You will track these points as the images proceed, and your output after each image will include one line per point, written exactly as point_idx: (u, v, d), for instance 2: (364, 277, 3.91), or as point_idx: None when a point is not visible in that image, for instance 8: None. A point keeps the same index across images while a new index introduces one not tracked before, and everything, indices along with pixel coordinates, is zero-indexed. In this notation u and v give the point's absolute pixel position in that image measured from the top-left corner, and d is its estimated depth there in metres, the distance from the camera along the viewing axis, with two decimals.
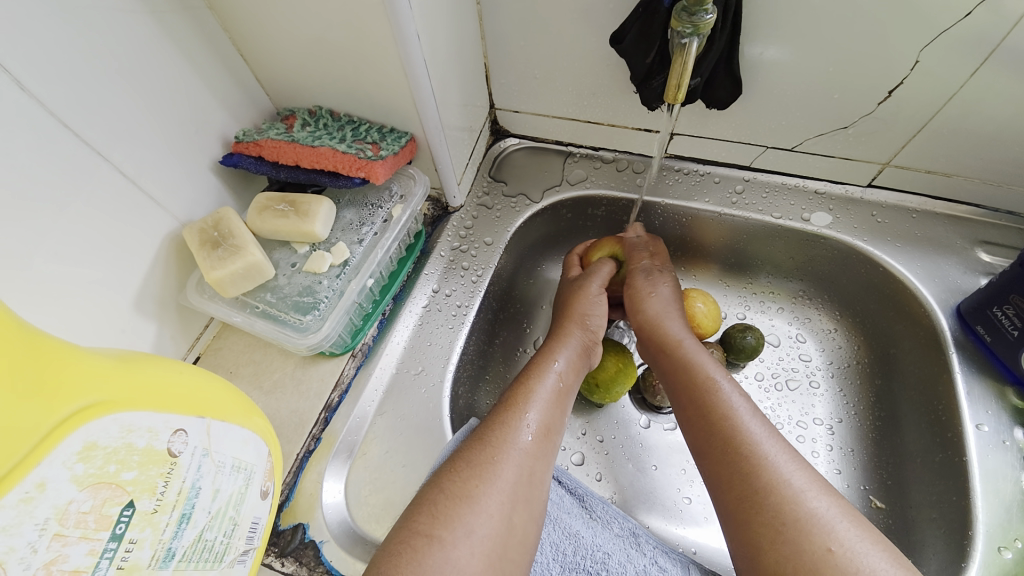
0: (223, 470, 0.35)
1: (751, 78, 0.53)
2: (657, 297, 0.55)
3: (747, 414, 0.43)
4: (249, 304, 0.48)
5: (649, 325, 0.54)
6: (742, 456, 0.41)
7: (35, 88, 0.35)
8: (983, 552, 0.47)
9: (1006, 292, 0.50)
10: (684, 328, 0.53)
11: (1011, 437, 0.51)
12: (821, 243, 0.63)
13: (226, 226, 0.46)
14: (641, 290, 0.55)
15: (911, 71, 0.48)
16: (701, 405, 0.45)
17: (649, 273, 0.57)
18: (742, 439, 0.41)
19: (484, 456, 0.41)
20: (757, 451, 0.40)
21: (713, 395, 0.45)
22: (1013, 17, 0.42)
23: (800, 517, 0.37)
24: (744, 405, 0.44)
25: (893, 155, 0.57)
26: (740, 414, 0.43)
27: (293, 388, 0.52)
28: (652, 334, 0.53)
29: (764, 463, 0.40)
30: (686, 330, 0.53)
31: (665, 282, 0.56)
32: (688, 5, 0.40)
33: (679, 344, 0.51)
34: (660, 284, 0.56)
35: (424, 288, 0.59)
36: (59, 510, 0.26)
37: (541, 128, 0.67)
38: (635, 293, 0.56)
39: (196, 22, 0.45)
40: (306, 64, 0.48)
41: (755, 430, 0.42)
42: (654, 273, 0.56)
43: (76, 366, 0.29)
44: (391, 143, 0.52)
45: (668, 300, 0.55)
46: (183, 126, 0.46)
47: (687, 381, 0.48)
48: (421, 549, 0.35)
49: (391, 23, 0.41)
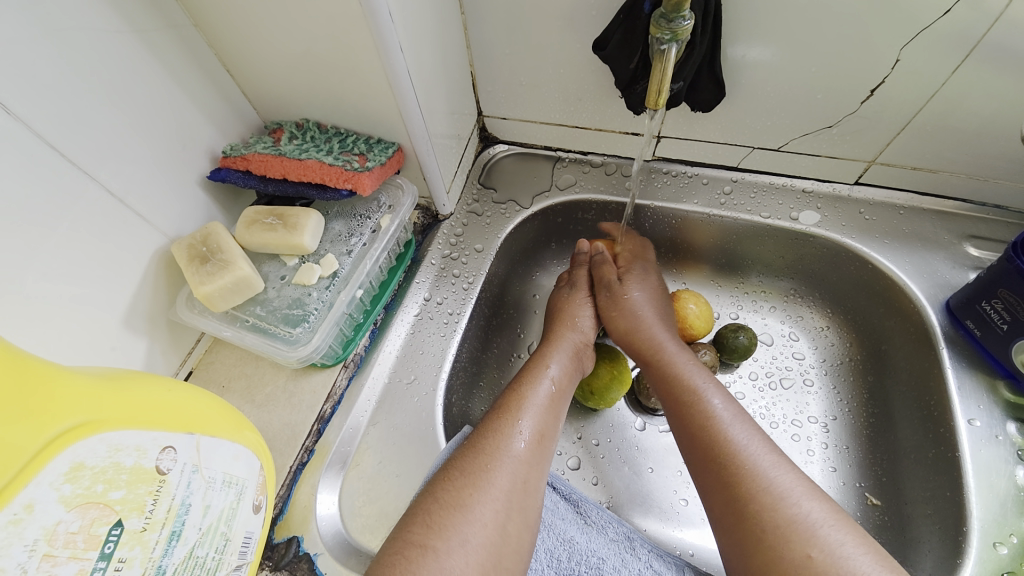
0: (214, 486, 0.35)
1: (735, 79, 0.53)
2: (624, 311, 0.55)
3: (729, 421, 0.43)
4: (240, 318, 0.48)
5: (626, 338, 0.54)
6: (724, 463, 0.41)
7: (22, 109, 0.35)
8: (978, 548, 0.47)
9: (994, 286, 0.50)
10: (666, 333, 0.53)
11: (1003, 432, 0.51)
12: (811, 241, 0.63)
13: (214, 241, 0.47)
14: (606, 309, 0.56)
15: (893, 69, 0.49)
16: (684, 409, 0.46)
17: (612, 286, 0.57)
18: (722, 446, 0.42)
19: (477, 464, 0.41)
20: (739, 458, 0.41)
21: (695, 402, 0.45)
22: (993, 13, 0.42)
23: (781, 524, 0.37)
24: (728, 411, 0.44)
25: (879, 153, 0.57)
26: (723, 420, 0.43)
27: (286, 401, 0.52)
28: (630, 345, 0.54)
29: (745, 470, 0.40)
30: (666, 334, 0.53)
31: (634, 288, 0.56)
32: (667, 11, 0.40)
33: (663, 348, 0.51)
34: (628, 292, 0.56)
35: (415, 296, 0.59)
36: (48, 531, 0.26)
37: (529, 134, 0.68)
38: (604, 313, 0.56)
39: (181, 39, 0.45)
40: (292, 77, 0.49)
41: (737, 436, 0.42)
42: (615, 287, 0.56)
43: (62, 387, 0.29)
44: (378, 154, 0.52)
45: (640, 307, 0.55)
46: (170, 143, 0.46)
47: (669, 387, 0.48)
48: (415, 560, 0.35)
49: (373, 35, 0.42)
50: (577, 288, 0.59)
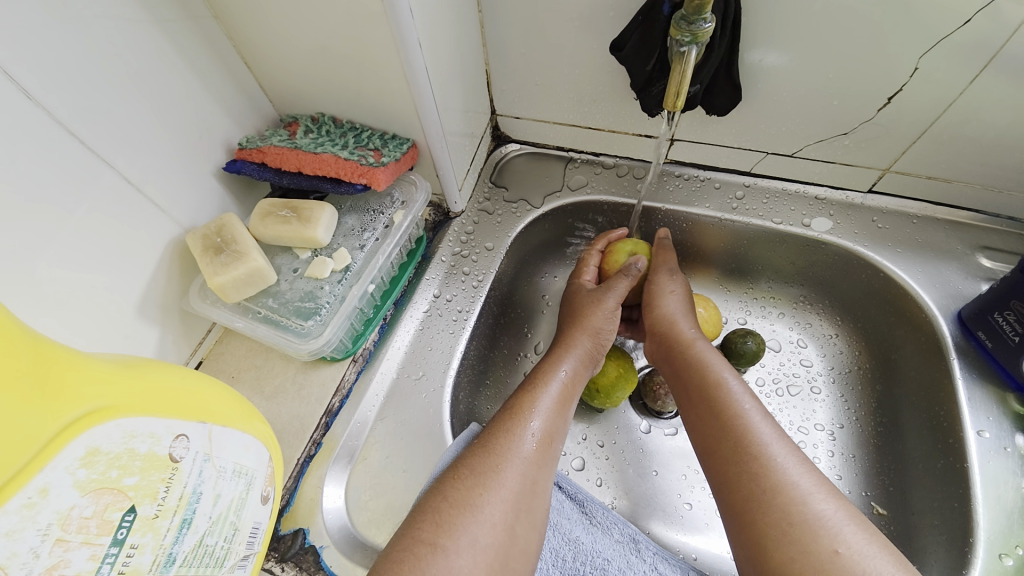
0: (224, 475, 0.35)
1: (751, 84, 0.53)
2: (672, 297, 0.56)
3: (756, 416, 0.43)
4: (252, 310, 0.48)
5: (666, 320, 0.54)
6: (750, 456, 0.41)
7: (42, 96, 0.35)
8: (984, 559, 0.47)
9: (1007, 297, 0.50)
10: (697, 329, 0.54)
11: (1012, 444, 0.50)
12: (822, 248, 0.63)
13: (229, 232, 0.47)
14: (660, 287, 0.57)
15: (911, 77, 0.48)
16: (712, 402, 0.45)
17: (670, 270, 0.58)
18: (752, 439, 0.41)
19: (487, 464, 0.41)
20: (766, 452, 0.40)
21: (721, 398, 0.45)
22: (1012, 24, 0.42)
23: (809, 518, 0.37)
24: (754, 408, 0.44)
25: (894, 161, 0.57)
26: (751, 414, 0.43)
27: (295, 393, 0.52)
28: (664, 331, 0.54)
29: (773, 463, 0.40)
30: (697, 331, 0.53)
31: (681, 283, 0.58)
32: (687, 14, 0.40)
33: (693, 343, 0.51)
34: (674, 283, 0.57)
35: (425, 293, 0.60)
36: (61, 515, 0.26)
37: (542, 134, 0.68)
38: (654, 291, 0.57)
39: (200, 30, 0.45)
40: (310, 71, 0.49)
41: (765, 432, 0.42)
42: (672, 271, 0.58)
43: (79, 371, 0.30)
44: (392, 149, 0.52)
45: (682, 300, 0.56)
46: (188, 132, 0.47)
47: (697, 381, 0.48)
48: (424, 558, 0.35)
49: (392, 31, 0.42)
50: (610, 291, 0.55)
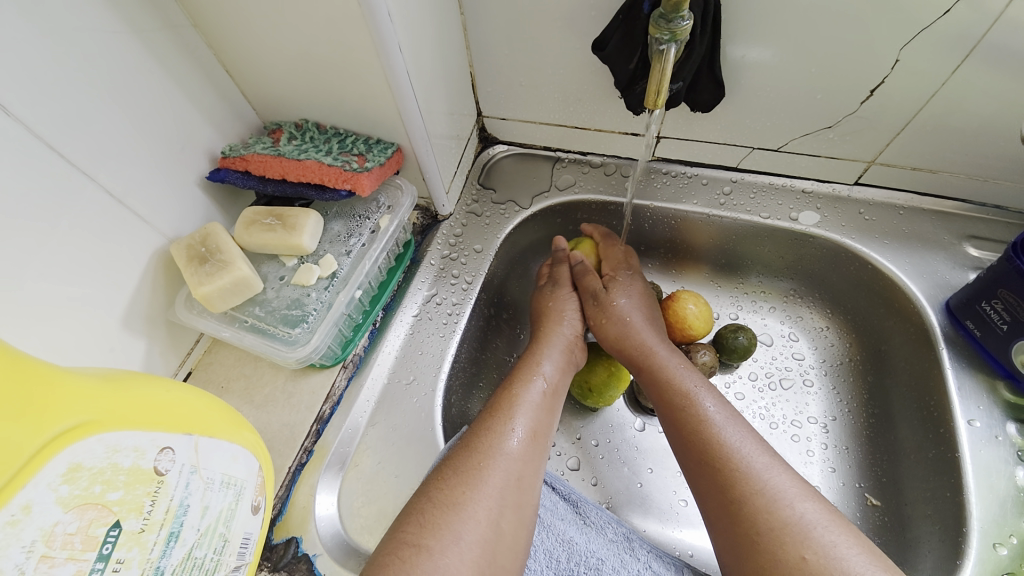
0: (212, 487, 0.35)
1: (735, 80, 0.53)
2: (613, 318, 0.54)
3: (722, 423, 0.43)
4: (238, 319, 0.48)
5: (616, 345, 0.54)
6: (717, 464, 0.41)
7: (21, 111, 0.35)
8: (978, 548, 0.47)
9: (995, 286, 0.50)
10: (655, 335, 0.53)
11: (1003, 432, 0.51)
12: (810, 242, 0.63)
13: (213, 241, 0.47)
14: (595, 318, 0.55)
15: (893, 69, 0.48)
16: (676, 411, 0.46)
17: (598, 296, 0.56)
18: (717, 447, 0.42)
19: (471, 463, 0.41)
20: (732, 460, 0.41)
21: (688, 404, 0.45)
22: (993, 14, 0.42)
23: (776, 526, 0.37)
24: (720, 413, 0.44)
25: (879, 153, 0.57)
26: (715, 423, 0.43)
27: (285, 402, 0.52)
28: (620, 351, 0.53)
29: (738, 472, 0.40)
30: (656, 338, 0.53)
31: (619, 296, 0.56)
32: (666, 12, 0.40)
33: (654, 353, 0.51)
34: (615, 300, 0.55)
35: (414, 297, 0.59)
36: (45, 532, 0.26)
37: (528, 134, 0.68)
38: (594, 321, 0.56)
39: (180, 40, 0.45)
40: (291, 78, 0.49)
41: (731, 437, 0.42)
42: (600, 296, 0.56)
43: (61, 387, 0.29)
44: (377, 154, 0.52)
45: (628, 312, 0.55)
46: (170, 143, 0.46)
47: (665, 387, 0.48)
48: (410, 560, 0.35)
49: (372, 36, 0.42)
50: (561, 284, 0.59)
